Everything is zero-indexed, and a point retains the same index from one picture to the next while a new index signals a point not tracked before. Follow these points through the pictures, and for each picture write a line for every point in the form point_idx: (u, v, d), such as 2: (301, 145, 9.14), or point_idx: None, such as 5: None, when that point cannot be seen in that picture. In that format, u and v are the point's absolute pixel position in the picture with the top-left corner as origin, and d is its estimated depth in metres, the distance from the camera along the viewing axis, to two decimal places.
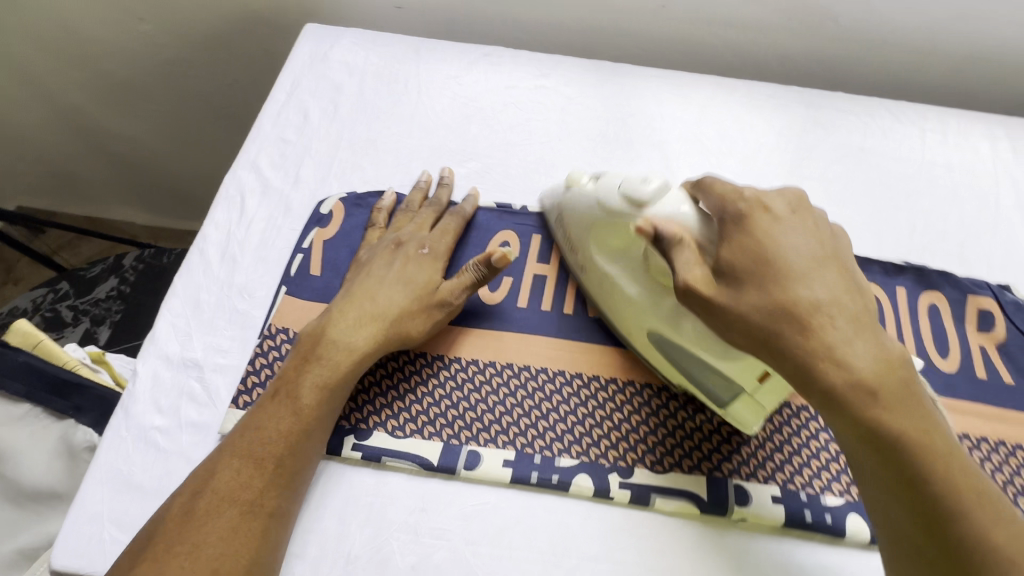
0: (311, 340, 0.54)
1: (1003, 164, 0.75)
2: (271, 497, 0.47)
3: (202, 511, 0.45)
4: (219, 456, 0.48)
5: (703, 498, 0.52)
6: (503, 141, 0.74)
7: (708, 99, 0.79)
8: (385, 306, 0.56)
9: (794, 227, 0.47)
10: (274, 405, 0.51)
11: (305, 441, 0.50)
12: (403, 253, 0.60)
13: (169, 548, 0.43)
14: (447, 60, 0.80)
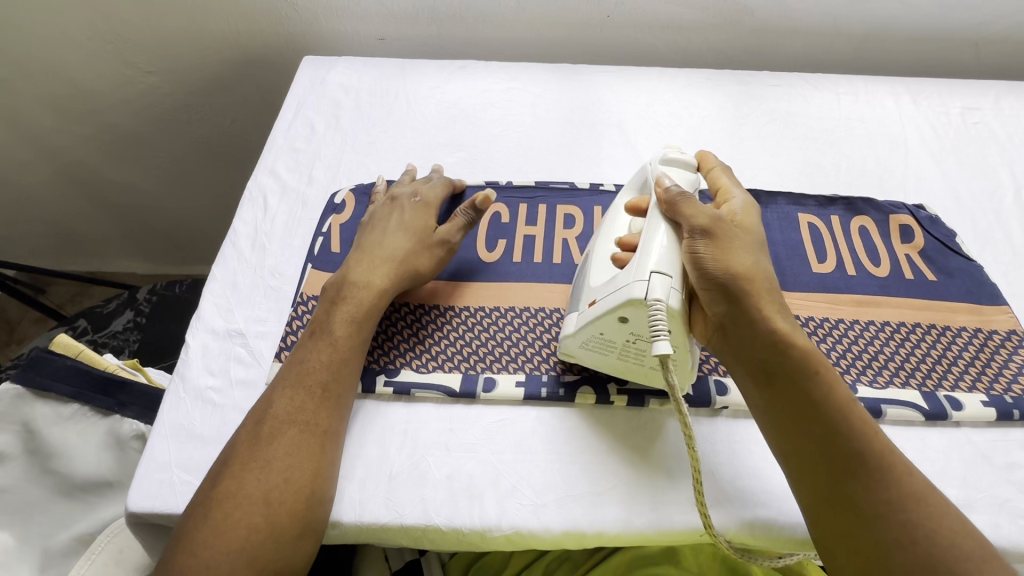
0: (337, 287, 0.63)
1: (906, 113, 0.90)
2: (322, 418, 0.55)
3: (267, 432, 0.53)
4: (274, 390, 0.56)
5: (691, 394, 0.61)
6: (485, 133, 0.86)
7: (655, 85, 0.93)
8: (392, 249, 0.65)
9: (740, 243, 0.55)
10: (310, 344, 0.59)
11: (345, 369, 0.58)
12: (396, 207, 0.69)
13: (242, 464, 0.51)
14: (429, 75, 0.93)
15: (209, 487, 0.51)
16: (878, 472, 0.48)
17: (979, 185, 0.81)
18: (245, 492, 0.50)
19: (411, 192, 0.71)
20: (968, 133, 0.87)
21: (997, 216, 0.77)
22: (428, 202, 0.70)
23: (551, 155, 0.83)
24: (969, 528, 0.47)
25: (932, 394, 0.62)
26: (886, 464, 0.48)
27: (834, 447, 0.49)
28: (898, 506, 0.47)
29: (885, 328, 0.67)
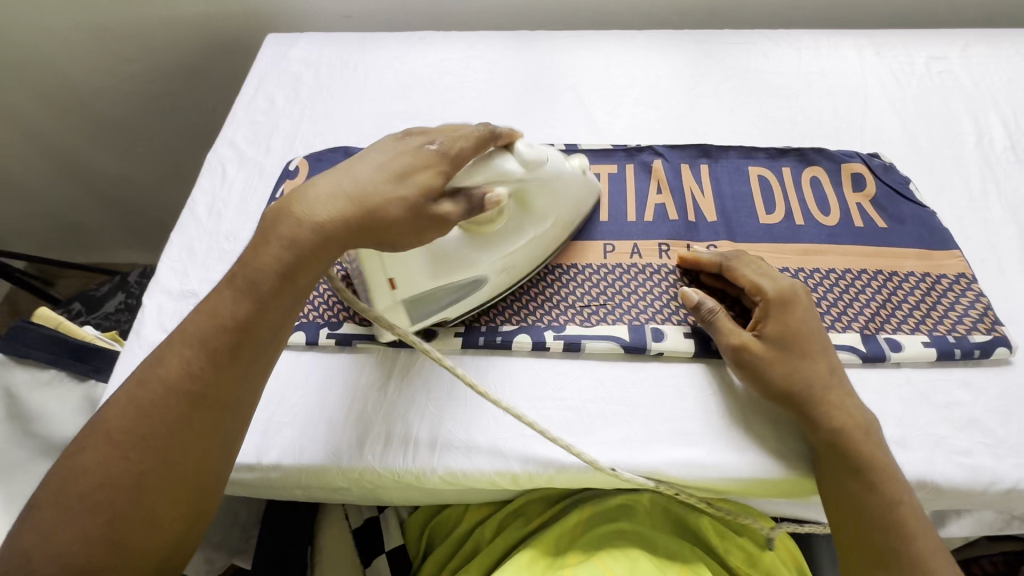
0: (276, 223, 0.51)
1: (867, 65, 0.88)
2: (198, 424, 0.47)
3: (153, 403, 0.47)
4: (171, 349, 0.49)
5: (625, 341, 0.62)
6: (440, 100, 0.87)
7: (612, 48, 0.92)
8: (358, 187, 0.51)
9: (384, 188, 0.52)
10: (232, 293, 0.50)
11: (251, 336, 0.49)
12: (402, 142, 0.55)
13: (118, 437, 0.46)
14: (388, 46, 0.94)
15: (78, 460, 0.46)
16: (814, 406, 0.54)
17: (939, 133, 0.79)
18: (111, 470, 0.45)
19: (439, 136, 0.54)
20: (932, 82, 0.85)
21: (956, 162, 0.76)
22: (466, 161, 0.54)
23: (503, 119, 0.84)
24: None
25: (870, 336, 0.61)
26: (820, 389, 0.54)
27: (861, 496, 0.51)
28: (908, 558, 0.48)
29: (830, 274, 0.66)
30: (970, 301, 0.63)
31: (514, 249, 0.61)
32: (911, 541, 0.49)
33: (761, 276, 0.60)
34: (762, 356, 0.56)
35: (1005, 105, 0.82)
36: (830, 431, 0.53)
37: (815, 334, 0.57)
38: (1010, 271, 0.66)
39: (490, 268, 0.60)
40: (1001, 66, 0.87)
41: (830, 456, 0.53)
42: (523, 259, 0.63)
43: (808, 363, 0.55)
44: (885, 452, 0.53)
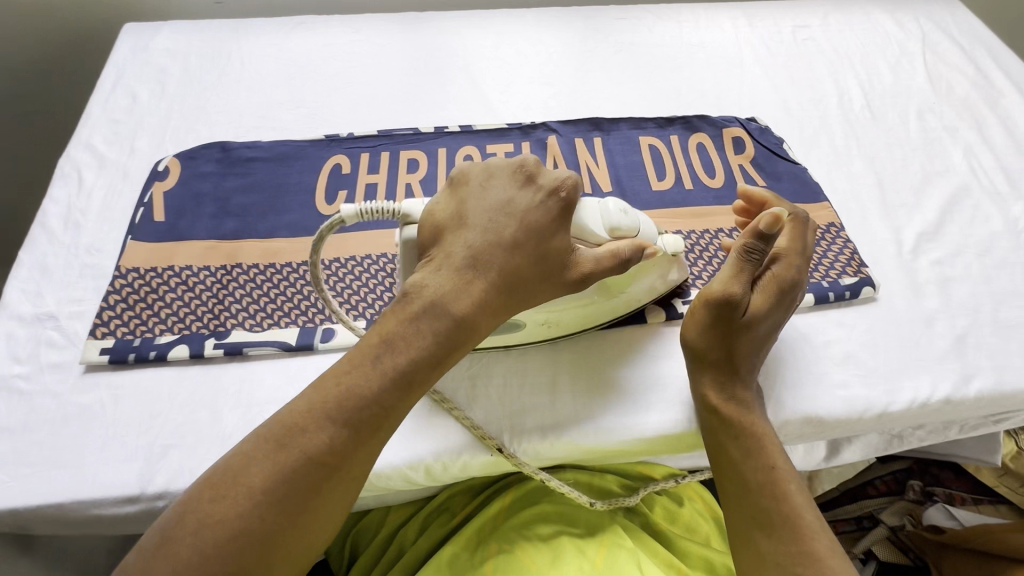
0: (418, 298, 0.48)
1: (741, 35, 0.93)
2: (334, 501, 0.43)
3: (290, 467, 0.42)
4: (311, 411, 0.44)
5: None
6: (327, 87, 0.82)
7: (502, 27, 0.92)
8: (494, 261, 0.49)
9: (526, 250, 0.50)
10: (370, 365, 0.46)
11: (393, 412, 0.46)
12: (527, 196, 0.52)
13: (256, 501, 0.41)
14: (266, 33, 0.88)
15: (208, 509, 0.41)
16: (722, 369, 0.56)
17: (807, 95, 0.85)
18: (248, 528, 0.40)
19: (566, 188, 0.51)
20: (798, 49, 0.91)
21: (822, 122, 0.82)
22: (573, 211, 0.52)
23: (395, 103, 0.81)
24: (828, 531, 0.51)
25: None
26: (739, 367, 0.56)
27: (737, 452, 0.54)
28: (785, 507, 0.51)
29: (718, 235, 0.70)
30: (839, 247, 0.69)
31: (561, 310, 0.56)
32: (787, 498, 0.51)
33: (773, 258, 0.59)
34: (723, 320, 0.55)
35: (859, 67, 0.90)
36: (712, 394, 0.55)
37: (767, 336, 0.57)
38: (872, 216, 0.72)
39: (531, 319, 0.56)
40: (854, 31, 0.95)
41: (711, 417, 0.55)
42: (567, 322, 0.59)
43: (752, 351, 0.57)
44: (760, 418, 0.55)
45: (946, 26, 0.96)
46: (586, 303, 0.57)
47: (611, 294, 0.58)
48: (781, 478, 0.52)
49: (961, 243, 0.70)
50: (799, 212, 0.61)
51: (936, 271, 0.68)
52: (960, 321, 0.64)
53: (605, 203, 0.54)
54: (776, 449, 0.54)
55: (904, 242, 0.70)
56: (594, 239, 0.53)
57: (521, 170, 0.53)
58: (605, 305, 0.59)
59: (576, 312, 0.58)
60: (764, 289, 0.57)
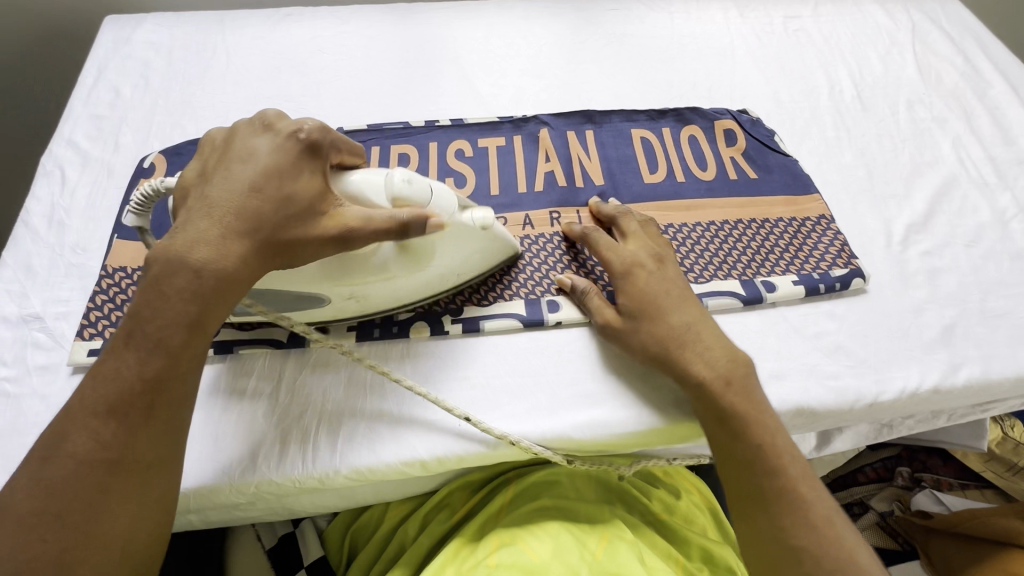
0: (161, 268, 0.46)
1: (733, 26, 0.93)
2: (122, 492, 0.43)
3: (62, 475, 0.42)
4: (71, 418, 0.44)
5: (524, 315, 0.62)
6: (314, 80, 0.81)
7: (492, 18, 0.91)
8: (234, 211, 0.47)
9: (269, 189, 0.48)
10: (130, 350, 0.45)
11: (166, 385, 0.45)
12: (264, 141, 0.50)
13: (47, 518, 0.41)
14: (251, 25, 0.86)
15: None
16: (676, 352, 0.56)
17: (798, 87, 0.85)
18: (51, 540, 0.41)
19: (306, 127, 0.51)
20: (790, 41, 0.91)
21: (813, 113, 0.82)
22: (326, 151, 0.51)
23: (385, 96, 0.80)
24: (830, 506, 0.50)
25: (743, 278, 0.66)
26: (671, 342, 0.56)
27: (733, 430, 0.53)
28: (782, 483, 0.50)
29: (711, 227, 0.70)
30: (830, 239, 0.69)
31: (367, 285, 0.55)
32: (782, 474, 0.50)
33: (609, 252, 0.62)
34: (620, 330, 0.59)
35: (850, 58, 0.90)
36: (691, 369, 0.55)
37: (662, 298, 0.58)
38: (862, 208, 0.73)
39: (333, 294, 0.55)
40: (845, 22, 0.95)
41: (696, 396, 0.55)
42: (376, 297, 0.58)
43: (655, 321, 0.57)
44: (748, 395, 0.54)
45: (935, 16, 0.96)
46: (387, 278, 0.55)
47: (415, 269, 0.56)
48: (776, 453, 0.52)
49: (949, 234, 0.71)
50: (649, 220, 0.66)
51: (925, 262, 0.69)
52: (948, 311, 0.65)
53: (390, 174, 0.52)
54: (771, 425, 0.53)
55: (894, 233, 0.71)
56: (372, 207, 0.51)
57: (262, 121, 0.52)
58: (415, 283, 0.58)
59: (379, 287, 0.56)
60: (633, 285, 0.59)
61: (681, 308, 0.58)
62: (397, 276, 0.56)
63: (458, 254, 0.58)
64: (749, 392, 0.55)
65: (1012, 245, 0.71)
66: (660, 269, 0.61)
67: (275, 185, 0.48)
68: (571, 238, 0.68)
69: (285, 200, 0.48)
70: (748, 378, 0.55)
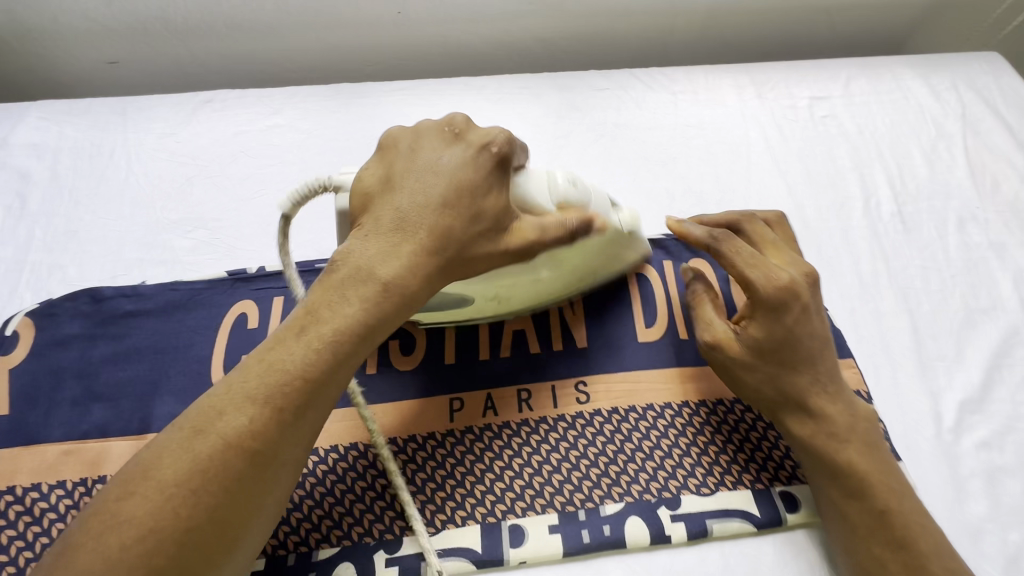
0: (353, 262, 0.42)
1: (749, 112, 0.77)
2: (259, 496, 0.37)
3: (206, 451, 0.35)
4: (228, 393, 0.37)
5: (477, 552, 0.49)
6: (233, 197, 0.66)
7: (457, 104, 0.75)
8: (425, 220, 0.44)
9: (462, 194, 0.45)
10: (296, 340, 0.39)
11: (330, 386, 0.40)
12: (458, 155, 0.47)
13: (177, 493, 0.34)
14: (160, 118, 0.71)
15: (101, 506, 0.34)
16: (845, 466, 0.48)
17: (826, 199, 0.70)
18: (185, 515, 0.34)
19: (497, 141, 0.46)
20: (816, 131, 0.76)
21: (845, 237, 0.67)
22: (512, 167, 0.47)
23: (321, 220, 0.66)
24: None
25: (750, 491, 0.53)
26: (795, 391, 0.51)
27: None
28: None
29: (716, 410, 0.57)
30: None
31: (518, 286, 0.55)
32: (913, 547, 0.45)
33: (753, 268, 0.52)
34: (752, 366, 0.52)
35: (889, 156, 0.74)
36: (861, 488, 0.47)
37: (805, 344, 0.51)
38: (905, 378, 0.59)
39: (483, 295, 0.55)
40: (883, 105, 0.79)
41: (863, 525, 0.46)
42: (520, 296, 0.58)
43: (790, 373, 0.51)
44: (871, 454, 0.49)
45: (989, 95, 0.80)
46: (537, 280, 0.55)
47: (565, 268, 0.55)
48: (910, 528, 0.46)
49: (1012, 416, 0.57)
50: (771, 223, 0.60)
51: (983, 458, 0.55)
52: (1013, 535, 0.52)
53: (552, 174, 0.50)
54: (949, 574, 0.44)
55: (943, 416, 0.57)
56: (543, 209, 0.48)
57: (450, 130, 0.48)
58: (562, 282, 0.58)
59: (524, 287, 0.56)
60: (806, 338, 0.51)
61: (830, 355, 0.52)
62: (545, 276, 0.55)
63: (604, 254, 0.57)
64: (925, 524, 0.46)
65: None
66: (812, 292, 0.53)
67: (467, 194, 0.45)
68: (542, 429, 0.55)
69: (479, 216, 0.44)
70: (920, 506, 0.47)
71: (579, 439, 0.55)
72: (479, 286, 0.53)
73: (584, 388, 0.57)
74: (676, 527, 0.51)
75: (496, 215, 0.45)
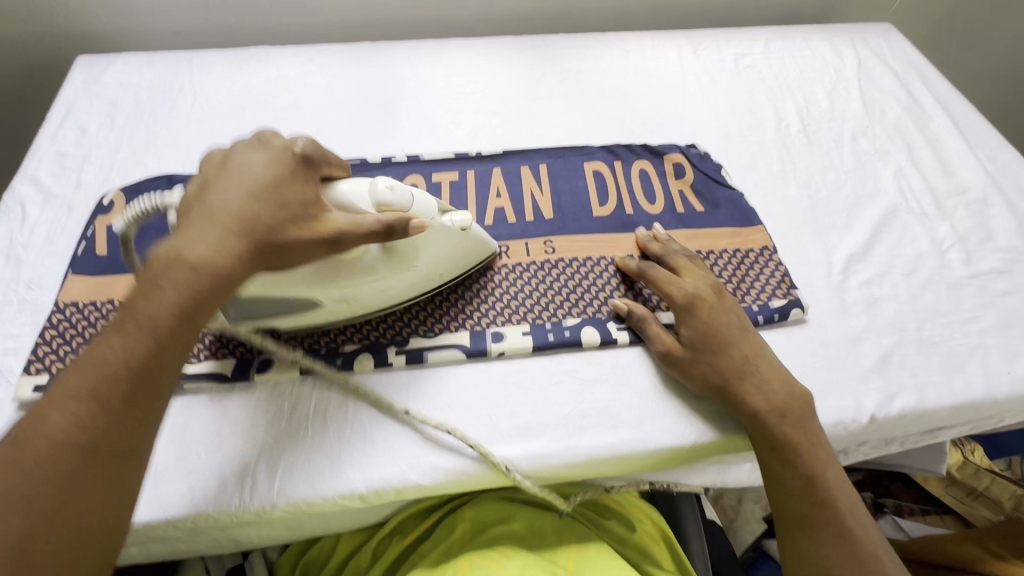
0: (156, 262, 0.45)
1: (686, 63, 0.96)
2: (98, 487, 0.40)
3: (21, 462, 0.39)
4: (52, 399, 0.41)
5: (467, 346, 0.63)
6: (276, 119, 0.84)
7: (452, 57, 0.94)
8: (229, 214, 0.47)
9: (265, 199, 0.48)
10: (115, 337, 0.43)
11: (158, 372, 0.43)
12: (261, 157, 0.50)
13: (10, 500, 0.37)
14: (218, 65, 0.90)
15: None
16: (771, 426, 0.57)
17: (746, 122, 0.88)
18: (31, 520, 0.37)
19: (302, 145, 0.51)
20: (739, 77, 0.95)
21: (760, 147, 0.85)
22: (318, 171, 0.52)
23: (344, 134, 0.83)
24: (876, 537, 0.54)
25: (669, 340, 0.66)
26: (732, 372, 0.59)
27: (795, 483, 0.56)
28: (836, 535, 0.54)
29: None
30: (771, 269, 0.71)
31: (356, 286, 0.57)
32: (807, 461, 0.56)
33: (672, 283, 0.65)
34: (681, 356, 0.61)
35: (798, 93, 0.93)
36: (781, 433, 0.57)
37: (726, 330, 0.62)
38: (804, 239, 0.75)
39: (323, 297, 0.57)
40: (793, 59, 0.98)
41: (772, 454, 0.57)
42: (365, 298, 0.60)
43: (722, 357, 0.60)
44: (802, 425, 0.58)
45: (879, 52, 1.00)
46: (377, 277, 0.58)
47: (403, 267, 0.59)
48: (816, 461, 0.56)
49: (888, 264, 0.73)
50: (694, 254, 0.70)
51: (865, 292, 0.71)
52: (885, 340, 0.67)
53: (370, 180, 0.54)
54: (832, 479, 0.56)
55: (834, 263, 0.73)
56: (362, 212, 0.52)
57: (260, 138, 0.52)
58: (400, 283, 0.60)
59: (373, 288, 0.58)
60: (734, 339, 0.62)
61: (746, 343, 0.62)
62: (383, 278, 0.58)
63: (441, 249, 0.61)
64: (826, 457, 0.57)
65: (949, 274, 0.73)
66: (720, 300, 0.64)
67: (265, 194, 0.48)
68: (518, 270, 0.70)
69: (286, 210, 0.48)
70: (828, 445, 0.59)
71: (547, 276, 0.69)
72: (302, 287, 0.55)
73: (551, 244, 0.72)
74: (622, 332, 0.65)
75: (301, 212, 0.48)
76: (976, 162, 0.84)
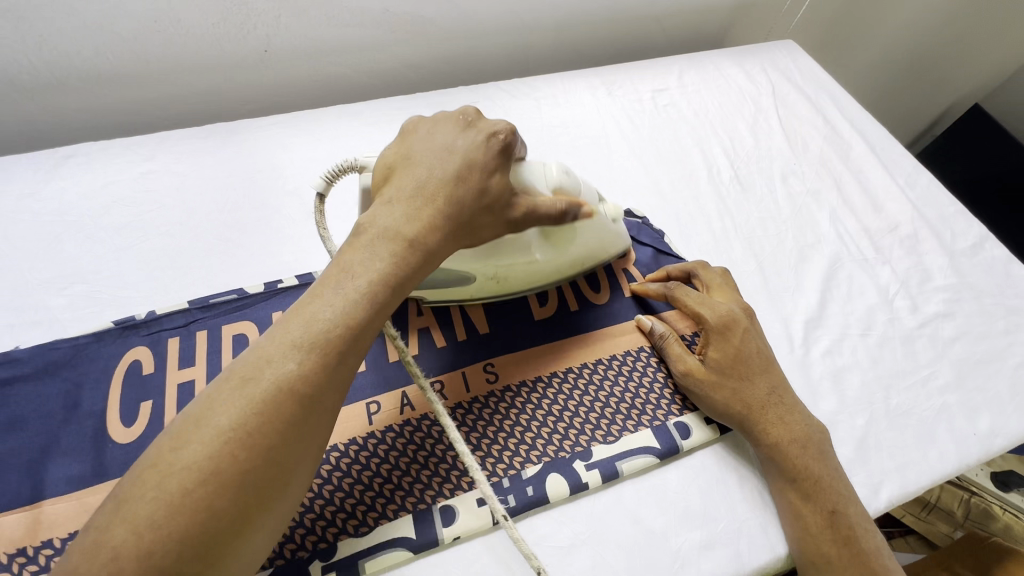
0: (380, 225, 0.45)
1: (603, 108, 0.87)
2: (298, 443, 0.38)
3: (272, 392, 0.37)
4: (275, 343, 0.39)
5: (413, 539, 0.51)
6: (111, 247, 0.64)
7: (336, 131, 0.78)
8: (443, 193, 0.47)
9: (498, 170, 0.50)
10: (335, 291, 0.41)
11: (367, 326, 0.42)
12: (466, 142, 0.50)
13: (222, 448, 0.35)
14: (15, 178, 0.67)
15: (168, 446, 0.35)
16: (791, 457, 0.56)
17: (677, 173, 0.82)
18: (216, 473, 0.34)
19: (502, 130, 0.51)
20: (660, 119, 0.87)
21: (696, 203, 0.79)
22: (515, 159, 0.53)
23: (208, 256, 0.66)
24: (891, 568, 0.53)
25: (673, 410, 0.61)
26: (757, 405, 0.58)
27: (813, 522, 0.54)
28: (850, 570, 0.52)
29: (613, 363, 0.63)
30: None
31: (511, 264, 0.60)
32: (827, 494, 0.55)
33: (703, 305, 0.62)
34: (706, 380, 0.59)
35: (721, 131, 0.87)
36: (799, 465, 0.56)
37: (751, 359, 0.60)
38: (761, 309, 0.69)
39: (482, 271, 0.60)
40: (711, 91, 0.92)
41: (794, 489, 0.55)
42: (515, 278, 0.63)
43: (747, 385, 0.59)
44: (822, 461, 0.57)
45: (790, 74, 0.97)
46: (533, 258, 0.61)
47: (558, 253, 0.62)
48: (828, 495, 0.55)
49: (843, 325, 0.70)
50: (728, 271, 0.68)
51: (829, 363, 0.67)
52: (858, 420, 0.63)
53: (547, 166, 0.57)
54: (850, 513, 0.55)
55: (794, 335, 0.68)
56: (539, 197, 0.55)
57: (461, 119, 0.52)
58: (552, 266, 0.63)
59: (507, 270, 0.61)
60: (759, 370, 0.60)
61: (766, 374, 0.60)
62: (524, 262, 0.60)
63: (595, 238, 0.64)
64: (842, 487, 0.56)
65: (901, 326, 0.71)
66: (749, 323, 0.63)
67: (475, 172, 0.49)
68: (460, 412, 0.58)
69: (482, 195, 0.49)
70: (841, 472, 0.58)
71: (496, 414, 0.58)
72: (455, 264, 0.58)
73: (493, 369, 0.61)
74: (592, 474, 0.56)
75: (505, 194, 0.50)
76: (900, 192, 0.83)
